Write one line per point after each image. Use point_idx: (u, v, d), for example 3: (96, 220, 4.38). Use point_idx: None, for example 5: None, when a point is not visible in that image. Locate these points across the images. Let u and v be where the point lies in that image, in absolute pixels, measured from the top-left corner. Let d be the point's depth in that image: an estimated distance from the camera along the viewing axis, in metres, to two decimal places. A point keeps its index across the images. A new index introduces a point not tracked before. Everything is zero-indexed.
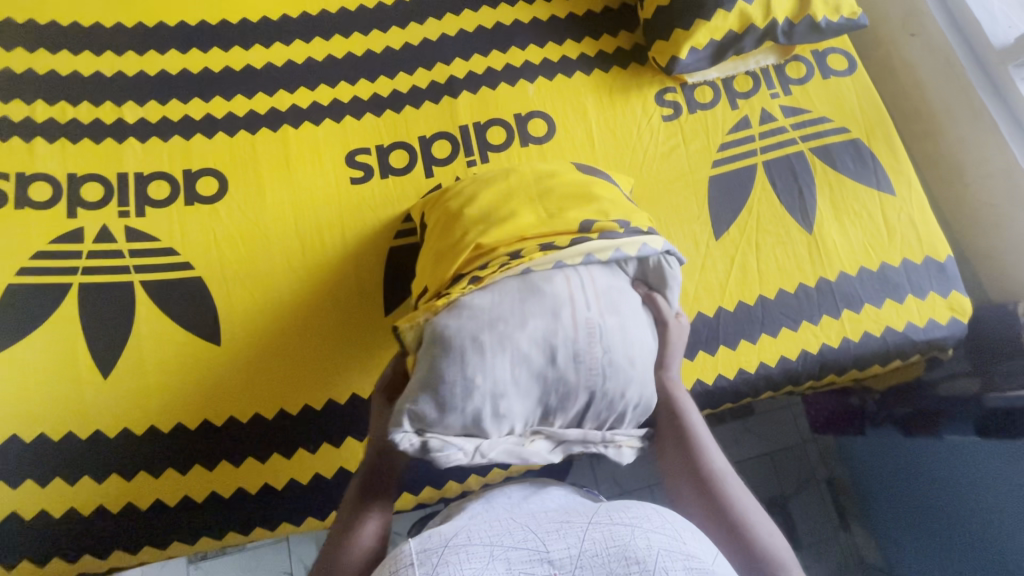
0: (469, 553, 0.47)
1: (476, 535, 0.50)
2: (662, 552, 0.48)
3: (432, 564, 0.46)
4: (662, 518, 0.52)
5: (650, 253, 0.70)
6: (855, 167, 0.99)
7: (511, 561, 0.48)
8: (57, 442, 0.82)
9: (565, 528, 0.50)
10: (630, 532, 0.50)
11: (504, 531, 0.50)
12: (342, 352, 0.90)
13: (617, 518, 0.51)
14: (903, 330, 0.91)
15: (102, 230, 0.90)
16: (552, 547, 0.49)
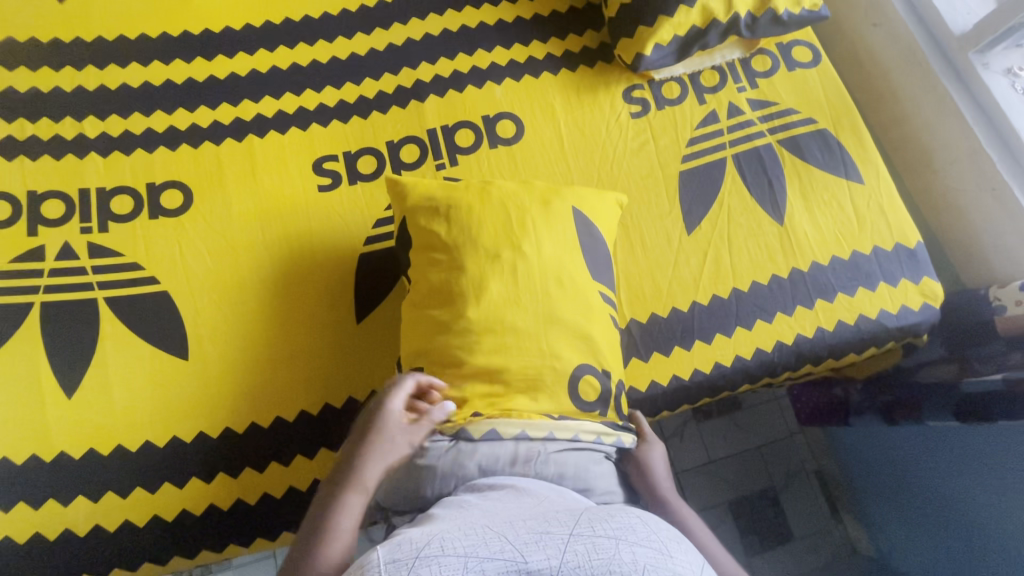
0: (442, 564, 0.46)
1: (450, 545, 0.49)
2: (648, 565, 0.48)
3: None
4: (646, 530, 0.52)
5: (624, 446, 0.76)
6: (823, 157, 0.99)
7: (487, 572, 0.46)
8: (20, 465, 0.80)
9: (545, 540, 0.50)
10: (614, 547, 0.49)
11: (480, 543, 0.49)
12: (314, 362, 0.88)
13: (600, 531, 0.51)
14: (877, 318, 0.91)
15: (64, 247, 0.89)
16: (530, 558, 0.47)
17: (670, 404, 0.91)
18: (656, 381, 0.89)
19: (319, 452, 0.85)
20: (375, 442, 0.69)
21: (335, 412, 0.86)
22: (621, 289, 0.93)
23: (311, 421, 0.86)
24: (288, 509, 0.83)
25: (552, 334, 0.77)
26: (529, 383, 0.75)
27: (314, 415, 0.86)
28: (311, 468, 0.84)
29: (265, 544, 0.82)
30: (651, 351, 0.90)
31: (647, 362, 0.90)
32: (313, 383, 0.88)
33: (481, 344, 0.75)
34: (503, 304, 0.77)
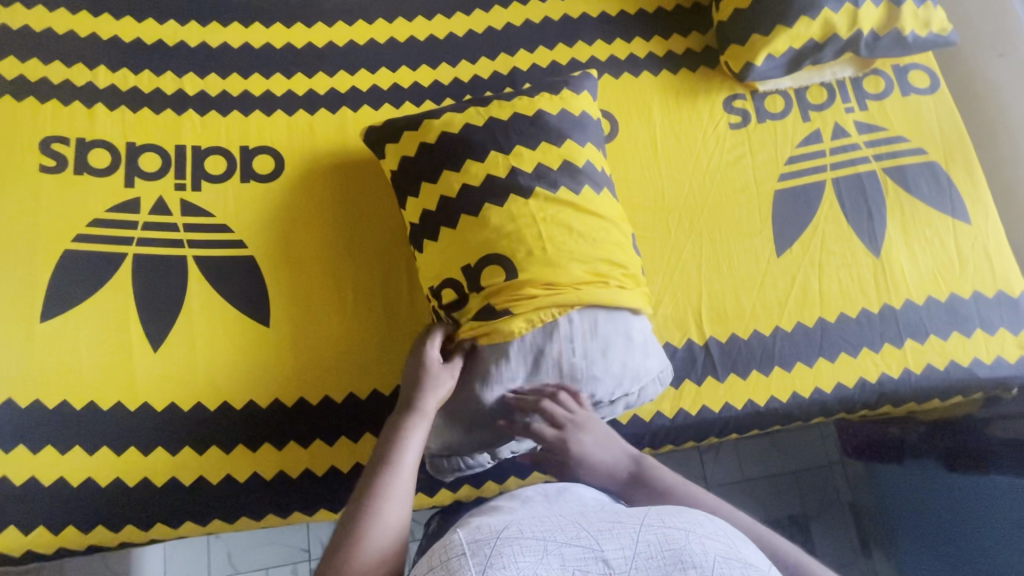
0: (521, 544, 0.46)
1: (527, 527, 0.49)
2: (719, 558, 0.46)
3: (484, 555, 0.45)
4: (714, 525, 0.50)
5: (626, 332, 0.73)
6: (930, 191, 0.95)
7: (565, 557, 0.46)
8: (105, 412, 0.81)
9: (618, 527, 0.49)
10: (684, 537, 0.48)
11: (555, 527, 0.49)
12: (389, 343, 0.88)
13: (670, 522, 0.49)
14: (969, 366, 0.88)
15: (159, 202, 0.90)
16: (606, 547, 0.47)
17: (741, 428, 0.89)
18: (730, 403, 0.88)
19: None
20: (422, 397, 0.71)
21: None
22: (702, 304, 0.91)
23: (382, 401, 0.86)
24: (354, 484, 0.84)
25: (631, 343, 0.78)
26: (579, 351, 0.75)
27: (386, 396, 0.86)
28: None
29: (328, 515, 0.84)
30: (727, 371, 0.89)
31: (723, 383, 0.88)
32: (386, 363, 0.88)
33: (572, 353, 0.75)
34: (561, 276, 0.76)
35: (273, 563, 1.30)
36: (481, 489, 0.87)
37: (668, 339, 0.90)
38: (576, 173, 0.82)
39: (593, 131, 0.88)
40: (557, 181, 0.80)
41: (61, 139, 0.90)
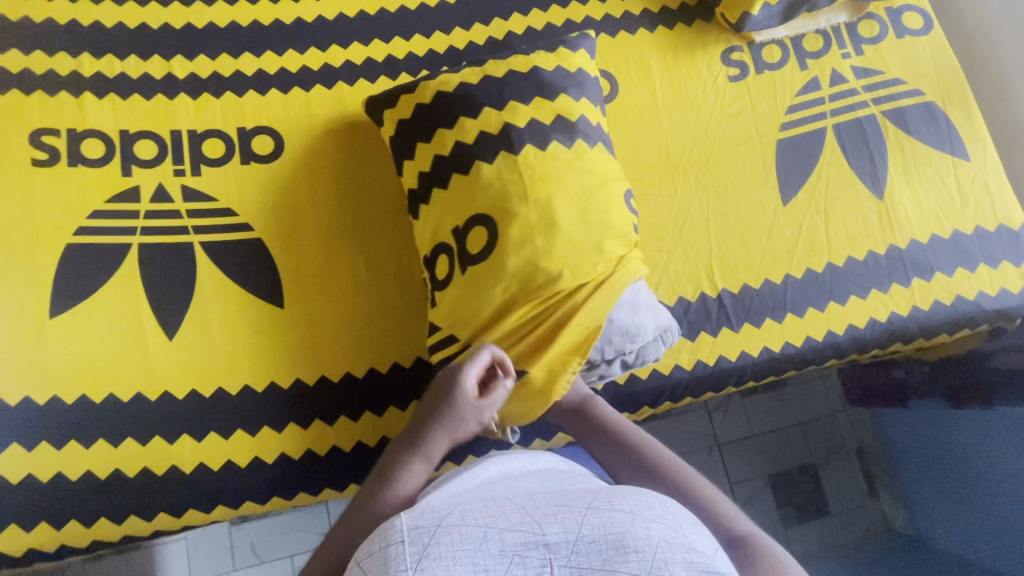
0: (462, 533, 0.47)
1: (470, 514, 0.50)
2: (661, 543, 0.48)
3: (424, 542, 0.47)
4: (663, 508, 0.52)
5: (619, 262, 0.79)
6: (929, 131, 0.96)
7: (506, 542, 0.47)
8: (125, 403, 0.80)
9: (563, 512, 0.50)
10: (629, 521, 0.49)
11: (501, 513, 0.50)
12: (405, 315, 0.88)
13: (617, 505, 0.51)
14: (974, 300, 0.90)
15: (160, 189, 0.88)
16: (549, 530, 0.49)
17: (758, 376, 0.91)
18: (746, 351, 0.89)
19: (412, 405, 0.86)
20: (445, 422, 0.63)
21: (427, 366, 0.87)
22: (713, 257, 0.92)
23: (404, 373, 0.87)
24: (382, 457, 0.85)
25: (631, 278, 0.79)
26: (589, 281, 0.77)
27: (407, 368, 0.87)
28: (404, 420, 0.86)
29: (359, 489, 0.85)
30: (742, 321, 0.90)
31: (738, 332, 0.90)
32: (405, 335, 0.88)
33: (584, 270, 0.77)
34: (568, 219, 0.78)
35: (297, 551, 1.32)
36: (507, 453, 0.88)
37: (683, 294, 0.91)
38: (570, 129, 0.83)
39: (590, 89, 0.90)
40: (550, 136, 0.82)
41: (51, 131, 0.87)
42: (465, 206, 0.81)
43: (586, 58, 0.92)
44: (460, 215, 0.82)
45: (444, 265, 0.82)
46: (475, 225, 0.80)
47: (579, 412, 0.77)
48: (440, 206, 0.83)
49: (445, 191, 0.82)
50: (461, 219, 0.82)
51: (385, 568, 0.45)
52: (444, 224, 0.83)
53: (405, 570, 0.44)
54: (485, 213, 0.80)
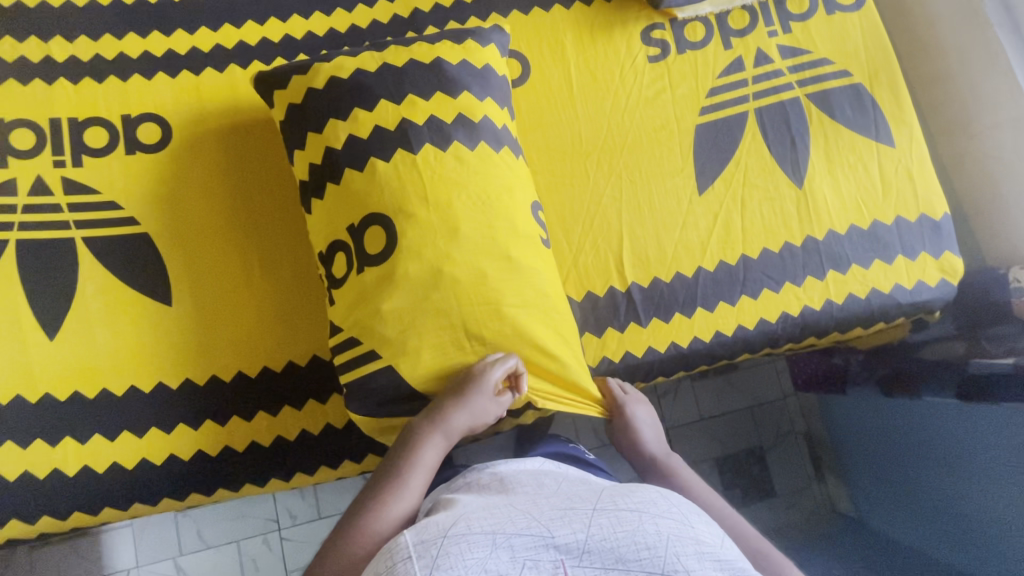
0: (471, 542, 0.47)
1: (476, 522, 0.49)
2: (672, 537, 0.48)
3: (432, 555, 0.46)
4: (667, 501, 0.52)
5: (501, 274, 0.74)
6: (854, 116, 0.91)
7: (516, 547, 0.47)
8: (5, 406, 0.78)
9: (569, 514, 0.50)
10: (637, 518, 0.49)
11: (506, 519, 0.50)
12: (299, 312, 0.86)
13: (623, 504, 0.51)
14: (890, 293, 0.87)
15: (38, 182, 0.83)
16: (557, 532, 0.48)
17: (667, 371, 0.88)
18: (653, 347, 0.87)
19: (308, 403, 0.84)
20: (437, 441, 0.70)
21: (323, 364, 0.85)
22: (623, 250, 0.89)
23: (299, 371, 0.85)
24: (276, 457, 0.83)
25: (527, 280, 0.75)
26: (474, 286, 0.72)
27: (302, 367, 0.85)
28: (299, 419, 0.84)
29: (254, 489, 0.84)
30: (650, 316, 0.87)
31: (646, 328, 0.87)
32: (301, 333, 0.85)
33: (471, 269, 0.73)
34: (457, 219, 0.73)
35: (241, 536, 1.31)
36: None
37: (591, 288, 0.88)
38: (469, 127, 0.77)
39: (497, 87, 0.82)
40: (449, 135, 0.76)
41: None
42: (360, 203, 0.75)
43: (495, 52, 0.84)
44: (353, 212, 0.75)
45: (341, 263, 0.77)
46: (371, 224, 0.74)
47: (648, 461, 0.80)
48: (332, 201, 0.77)
49: (336, 186, 0.77)
50: (357, 216, 0.75)
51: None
52: (338, 221, 0.77)
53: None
54: (378, 213, 0.74)
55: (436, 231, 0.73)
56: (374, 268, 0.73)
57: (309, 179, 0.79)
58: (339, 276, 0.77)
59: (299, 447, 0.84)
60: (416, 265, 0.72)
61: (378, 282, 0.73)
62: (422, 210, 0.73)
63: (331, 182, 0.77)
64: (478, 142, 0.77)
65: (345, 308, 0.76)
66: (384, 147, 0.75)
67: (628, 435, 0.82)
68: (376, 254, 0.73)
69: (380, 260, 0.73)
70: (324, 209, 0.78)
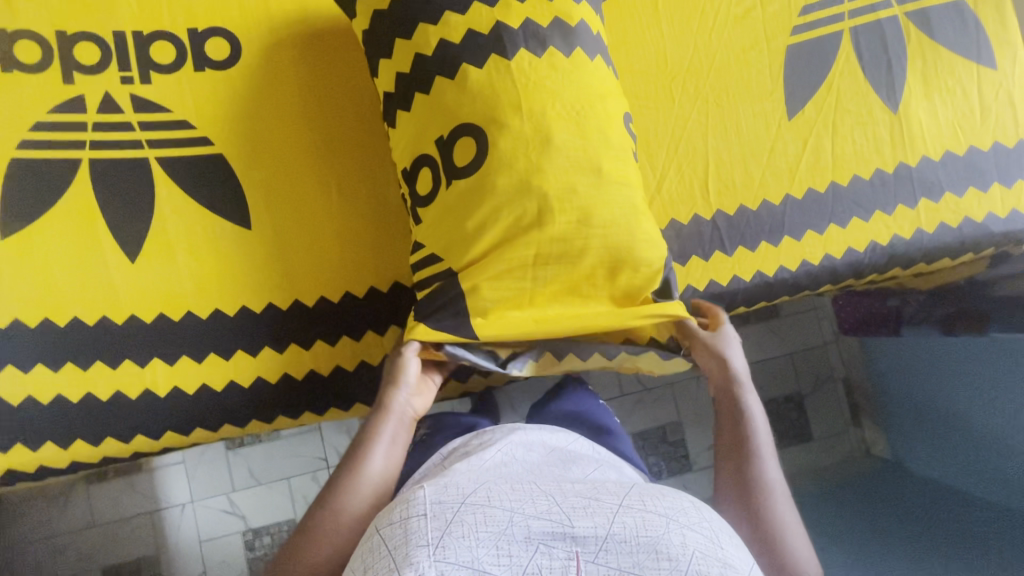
0: (486, 514, 0.49)
1: (495, 496, 0.51)
2: (696, 552, 0.49)
3: (446, 518, 0.49)
4: (698, 514, 0.54)
5: (604, 193, 0.72)
6: (955, 36, 0.87)
7: (531, 529, 0.49)
8: (93, 327, 0.77)
9: (592, 507, 0.51)
10: (664, 525, 0.51)
11: (528, 498, 0.52)
12: (380, 237, 0.84)
13: (651, 506, 0.53)
14: (983, 222, 0.85)
15: (108, 100, 0.80)
16: (577, 523, 0.50)
17: (750, 301, 0.86)
18: (738, 276, 0.85)
19: (391, 329, 0.84)
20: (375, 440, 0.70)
21: (405, 291, 0.84)
22: (708, 176, 0.86)
23: (381, 297, 0.84)
24: (361, 382, 0.83)
25: (624, 199, 0.73)
26: (575, 207, 0.71)
27: (384, 293, 0.84)
28: (382, 346, 0.84)
29: (339, 413, 0.84)
30: (736, 245, 0.85)
31: (731, 257, 0.85)
32: (382, 259, 0.84)
33: (570, 185, 0.71)
34: (557, 134, 0.71)
35: (293, 474, 1.34)
36: (488, 378, 0.90)
37: (676, 216, 0.85)
38: (568, 35, 0.73)
39: None
40: (545, 42, 0.72)
41: None
42: (457, 121, 0.73)
43: None
44: (443, 124, 0.74)
45: (426, 179, 0.76)
46: (463, 136, 0.73)
47: (730, 417, 0.76)
48: (420, 114, 0.75)
49: (426, 97, 0.74)
50: (446, 129, 0.74)
51: (405, 540, 0.47)
52: (426, 135, 0.75)
53: (424, 545, 0.46)
54: (469, 123, 0.72)
55: (536, 146, 0.71)
56: (467, 183, 0.72)
57: (394, 92, 0.77)
58: (426, 193, 0.76)
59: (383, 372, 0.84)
60: (515, 183, 0.71)
61: (472, 196, 0.72)
62: (520, 125, 0.71)
63: (419, 93, 0.75)
64: (575, 47, 0.73)
65: (434, 225, 0.76)
66: (479, 59, 0.71)
67: (726, 385, 0.78)
68: (468, 169, 0.72)
69: (472, 173, 0.72)
70: (411, 123, 0.76)
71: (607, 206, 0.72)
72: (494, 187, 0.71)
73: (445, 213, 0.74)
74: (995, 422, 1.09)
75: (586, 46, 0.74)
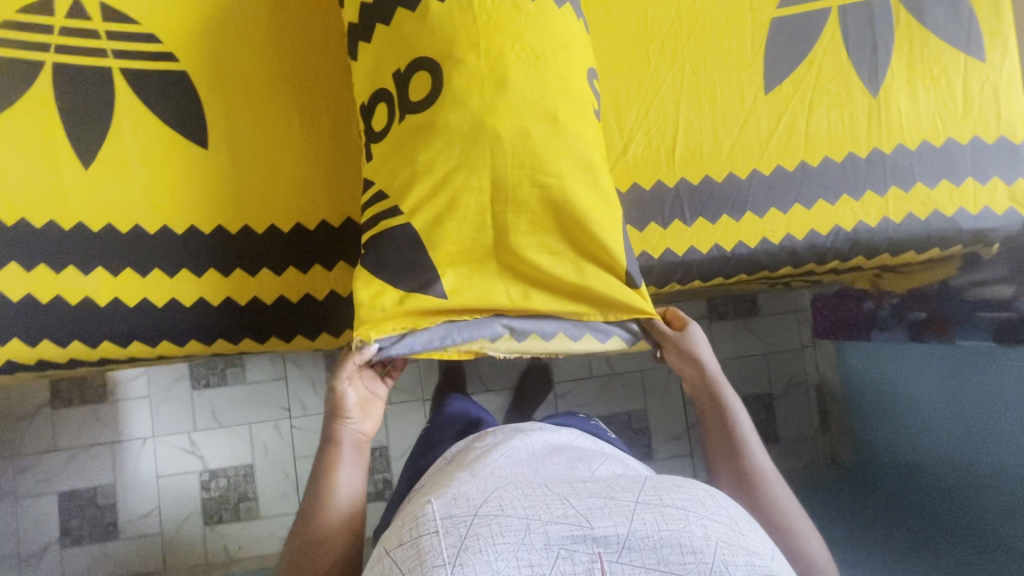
0: (502, 524, 0.43)
1: (509, 504, 0.45)
2: (721, 543, 0.44)
3: (460, 534, 0.43)
4: (717, 503, 0.47)
5: (558, 141, 0.71)
6: (945, 23, 0.84)
7: (550, 535, 0.43)
8: (39, 230, 0.77)
9: (611, 504, 0.45)
10: (684, 518, 0.45)
11: (541, 503, 0.45)
12: (337, 172, 0.84)
13: (667, 499, 0.46)
14: (952, 217, 0.83)
15: (76, 5, 0.80)
16: (596, 524, 0.43)
17: (705, 274, 0.85)
18: (695, 248, 0.83)
19: (339, 265, 0.84)
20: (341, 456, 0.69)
21: (357, 228, 0.84)
22: (676, 143, 0.84)
23: (332, 232, 0.83)
24: (304, 314, 0.83)
25: (579, 151, 0.72)
26: (527, 154, 0.70)
27: (335, 228, 0.83)
28: (329, 281, 0.84)
29: (279, 344, 0.84)
30: (695, 215, 0.84)
31: (690, 227, 0.84)
32: (336, 193, 0.84)
33: (523, 129, 0.70)
34: (515, 75, 0.70)
35: (255, 420, 1.31)
36: None
37: (637, 180, 0.84)
38: None
39: None
40: None
41: None
42: (415, 52, 0.72)
43: None
44: (401, 57, 0.73)
45: (382, 113, 0.75)
46: (419, 69, 0.72)
47: (715, 416, 0.76)
48: (380, 46, 0.74)
49: (387, 29, 0.73)
50: (404, 62, 0.73)
51: (418, 562, 0.42)
52: (385, 68, 0.74)
53: (440, 564, 0.41)
54: (427, 57, 0.71)
55: (492, 85, 0.70)
56: (419, 117, 0.72)
57: (358, 25, 0.76)
58: (381, 128, 0.75)
59: (327, 307, 0.84)
60: (468, 122, 0.70)
61: (423, 131, 0.71)
62: (479, 63, 0.70)
63: (381, 24, 0.74)
64: None
65: (383, 159, 0.74)
66: None
67: (708, 388, 0.78)
68: (422, 104, 0.71)
69: (425, 107, 0.71)
70: (372, 55, 0.75)
71: (562, 155, 0.71)
72: (445, 123, 0.70)
73: (394, 148, 0.73)
74: (964, 435, 1.05)
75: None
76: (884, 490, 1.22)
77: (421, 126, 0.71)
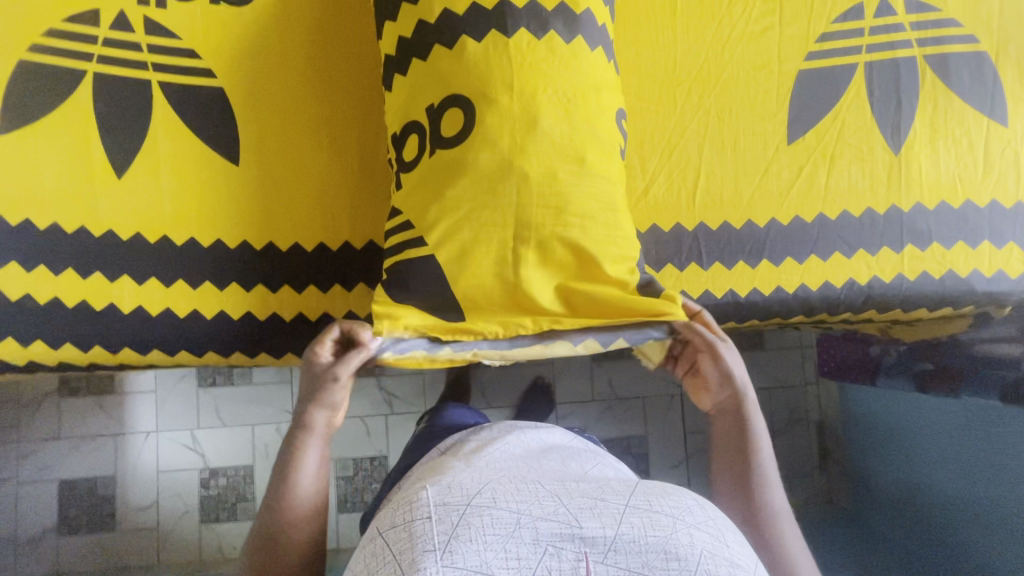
0: (493, 515, 0.44)
1: (502, 496, 0.46)
2: (705, 552, 0.44)
3: (452, 522, 0.44)
4: (705, 514, 0.48)
5: (583, 183, 0.72)
6: (971, 86, 0.85)
7: (539, 531, 0.43)
8: (70, 234, 0.78)
9: (600, 506, 0.46)
10: (671, 525, 0.45)
11: (532, 498, 0.46)
12: (363, 195, 0.85)
13: (656, 506, 0.47)
14: (966, 278, 0.84)
15: (122, 18, 0.82)
16: (585, 524, 0.44)
17: (718, 318, 0.86)
18: (710, 291, 0.84)
19: (358, 286, 0.85)
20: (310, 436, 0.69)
21: (379, 251, 0.85)
22: (697, 187, 0.86)
23: (354, 253, 0.85)
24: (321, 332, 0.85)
25: (603, 194, 0.74)
26: (552, 194, 0.71)
27: (358, 250, 0.85)
28: (347, 301, 0.85)
29: (294, 359, 0.85)
30: (712, 259, 0.85)
31: (707, 271, 0.85)
32: (361, 216, 0.85)
33: (550, 170, 0.71)
34: (545, 117, 0.71)
35: (258, 423, 1.32)
36: None
37: (657, 222, 0.85)
38: (572, 21, 0.73)
39: None
40: (546, 24, 0.72)
41: None
42: (449, 89, 0.73)
43: None
44: (436, 92, 0.74)
45: (412, 146, 0.76)
46: (452, 106, 0.73)
47: (737, 446, 0.72)
48: (416, 80, 0.76)
49: (423, 64, 0.75)
50: (438, 97, 0.74)
51: (410, 544, 0.43)
52: (419, 102, 0.76)
53: (430, 550, 0.42)
54: (461, 95, 0.73)
55: (523, 125, 0.71)
56: (449, 154, 0.73)
57: (394, 55, 0.78)
58: (411, 159, 0.76)
59: None
60: (496, 160, 0.71)
61: (452, 168, 0.73)
62: (510, 103, 0.71)
63: (417, 59, 0.75)
64: (575, 36, 0.73)
65: (411, 191, 0.76)
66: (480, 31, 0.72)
67: (734, 416, 0.74)
68: (453, 141, 0.73)
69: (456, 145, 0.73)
70: (407, 87, 0.77)
71: (586, 197, 0.72)
72: (473, 160, 0.71)
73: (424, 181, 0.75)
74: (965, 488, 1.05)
75: (589, 36, 0.75)
76: (879, 533, 1.22)
77: (451, 160, 0.73)
